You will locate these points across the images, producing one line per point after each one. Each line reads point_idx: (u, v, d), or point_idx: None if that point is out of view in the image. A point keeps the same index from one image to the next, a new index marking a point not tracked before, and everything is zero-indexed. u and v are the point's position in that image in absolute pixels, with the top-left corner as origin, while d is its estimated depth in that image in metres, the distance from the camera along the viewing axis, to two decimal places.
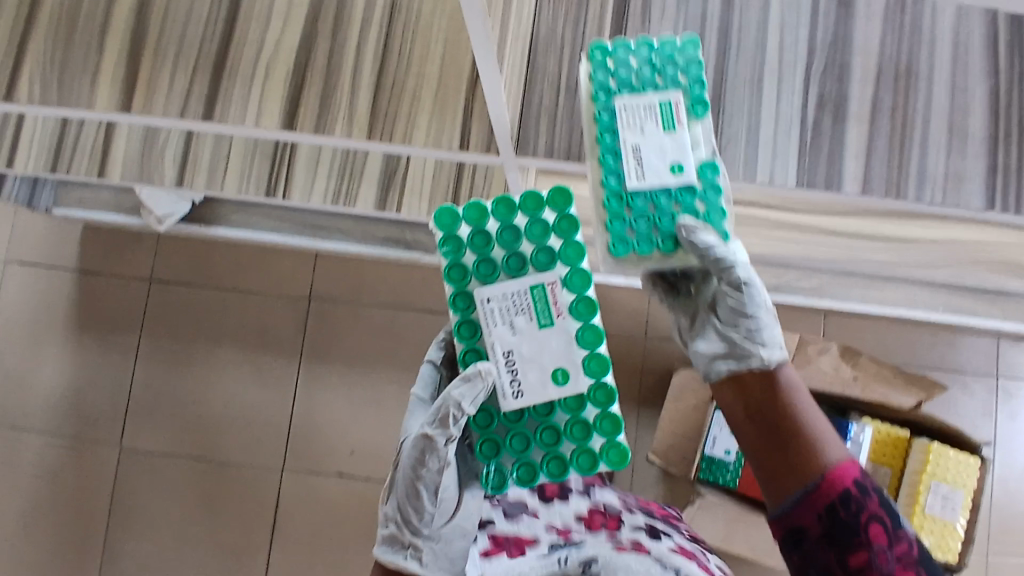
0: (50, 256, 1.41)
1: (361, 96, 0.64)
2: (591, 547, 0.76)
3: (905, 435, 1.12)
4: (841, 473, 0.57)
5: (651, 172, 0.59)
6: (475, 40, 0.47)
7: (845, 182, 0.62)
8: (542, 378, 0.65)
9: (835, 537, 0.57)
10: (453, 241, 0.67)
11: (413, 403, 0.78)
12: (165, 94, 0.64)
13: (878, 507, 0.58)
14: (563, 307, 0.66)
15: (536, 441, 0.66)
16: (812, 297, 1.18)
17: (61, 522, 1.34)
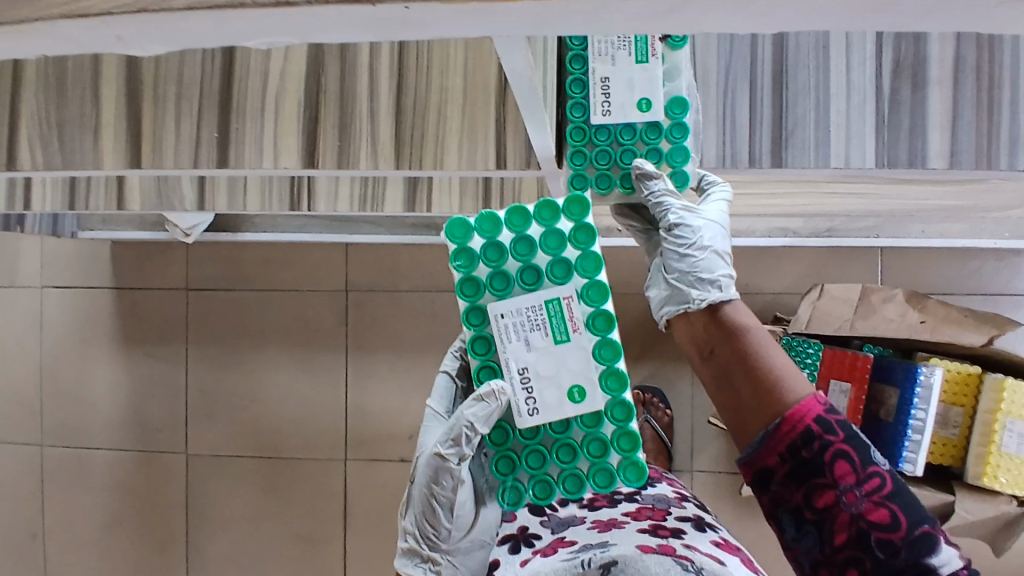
0: (85, 276, 1.41)
1: (383, 121, 0.58)
2: (621, 546, 0.63)
3: (976, 372, 1.07)
4: (799, 410, 0.55)
5: (616, 106, 0.63)
6: (522, 98, 0.41)
7: (931, 157, 0.62)
8: (559, 396, 0.64)
9: (800, 476, 0.54)
10: (465, 254, 0.65)
11: (429, 416, 0.79)
12: (175, 142, 0.60)
13: (844, 443, 0.54)
14: (579, 321, 0.65)
15: (553, 458, 0.66)
16: (871, 237, 1.08)
17: (140, 529, 1.39)
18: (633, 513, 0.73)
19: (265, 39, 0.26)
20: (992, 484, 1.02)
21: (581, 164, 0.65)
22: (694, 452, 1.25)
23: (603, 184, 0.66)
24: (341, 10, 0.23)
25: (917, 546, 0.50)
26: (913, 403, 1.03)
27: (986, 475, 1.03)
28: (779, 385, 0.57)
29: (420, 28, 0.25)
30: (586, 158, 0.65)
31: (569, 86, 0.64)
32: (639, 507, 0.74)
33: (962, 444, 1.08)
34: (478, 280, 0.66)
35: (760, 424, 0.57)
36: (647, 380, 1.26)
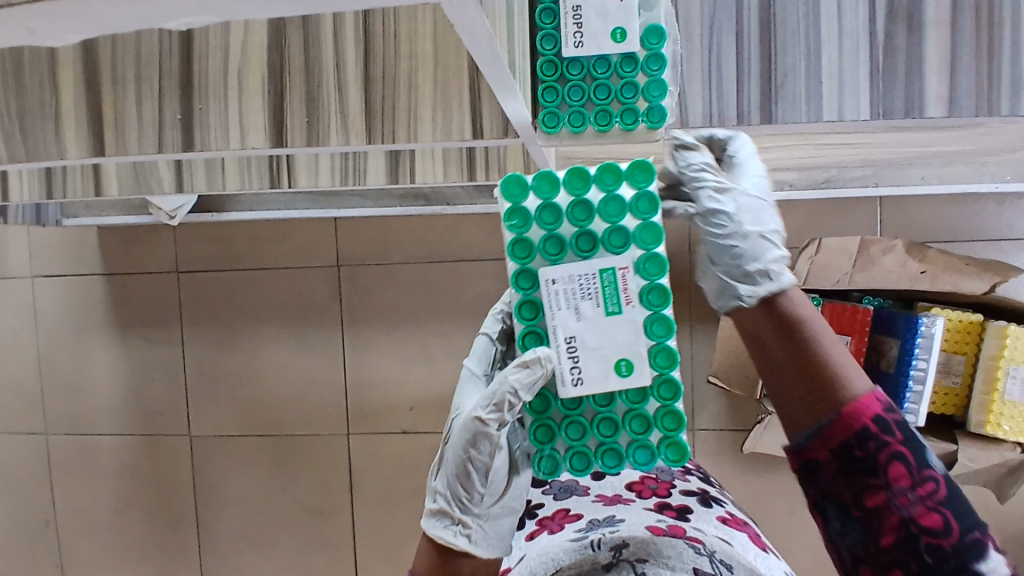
0: (74, 264, 1.40)
1: (351, 93, 0.55)
2: (630, 526, 0.69)
3: (978, 320, 1.05)
4: (856, 408, 0.53)
5: (589, 37, 0.58)
6: (486, 68, 0.39)
7: None
8: (605, 369, 0.62)
9: (850, 474, 0.53)
10: (519, 215, 0.62)
11: (464, 377, 0.74)
12: (137, 128, 0.57)
13: (901, 445, 0.52)
14: (633, 293, 0.62)
15: (592, 432, 0.63)
16: (869, 186, 1.05)
17: (152, 512, 1.41)
18: (637, 486, 0.81)
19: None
20: (995, 431, 1.02)
21: (552, 99, 0.60)
22: (697, 411, 1.25)
23: (576, 121, 0.60)
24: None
25: (966, 553, 0.49)
26: (914, 354, 1.02)
27: (989, 423, 1.02)
28: (836, 383, 0.54)
29: None
30: (557, 93, 0.60)
31: (539, 13, 0.60)
32: (643, 478, 0.83)
33: (964, 392, 1.07)
34: (532, 242, 0.62)
35: (812, 417, 0.55)
36: None
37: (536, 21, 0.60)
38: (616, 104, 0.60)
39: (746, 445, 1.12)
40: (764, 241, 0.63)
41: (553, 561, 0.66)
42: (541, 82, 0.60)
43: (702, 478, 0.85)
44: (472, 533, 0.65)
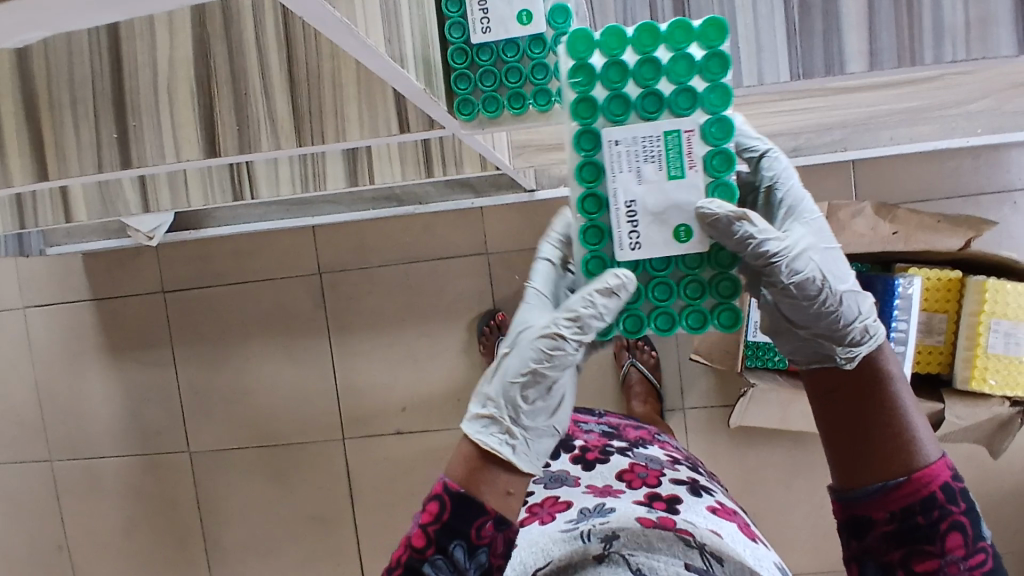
0: (63, 293, 1.42)
1: (278, 96, 0.57)
2: (621, 517, 0.70)
3: (957, 277, 1.04)
4: (927, 474, 0.50)
5: (497, 21, 0.56)
6: (379, 68, 0.40)
7: (849, 63, 0.58)
8: (664, 235, 0.50)
9: (905, 536, 0.50)
10: (584, 70, 0.50)
11: (530, 297, 0.59)
12: (75, 151, 0.57)
13: (963, 515, 0.50)
14: (698, 157, 0.50)
15: (646, 296, 0.52)
16: (838, 152, 1.10)
17: (159, 530, 1.43)
18: (627, 476, 0.79)
19: (26, 15, 0.26)
20: (980, 387, 1.01)
21: (466, 88, 0.58)
22: (685, 389, 1.25)
23: (492, 106, 0.58)
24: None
25: None
26: (894, 315, 1.01)
27: (974, 378, 1.01)
28: (913, 448, 0.51)
29: None
30: (470, 81, 0.58)
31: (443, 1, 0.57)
32: (633, 466, 0.80)
33: (949, 350, 1.06)
34: (596, 100, 0.50)
35: (875, 474, 0.51)
36: None
37: (442, 9, 0.57)
38: (528, 86, 0.58)
39: (733, 418, 1.14)
40: (845, 295, 0.56)
41: (544, 552, 0.69)
42: (452, 71, 0.58)
43: (692, 468, 0.84)
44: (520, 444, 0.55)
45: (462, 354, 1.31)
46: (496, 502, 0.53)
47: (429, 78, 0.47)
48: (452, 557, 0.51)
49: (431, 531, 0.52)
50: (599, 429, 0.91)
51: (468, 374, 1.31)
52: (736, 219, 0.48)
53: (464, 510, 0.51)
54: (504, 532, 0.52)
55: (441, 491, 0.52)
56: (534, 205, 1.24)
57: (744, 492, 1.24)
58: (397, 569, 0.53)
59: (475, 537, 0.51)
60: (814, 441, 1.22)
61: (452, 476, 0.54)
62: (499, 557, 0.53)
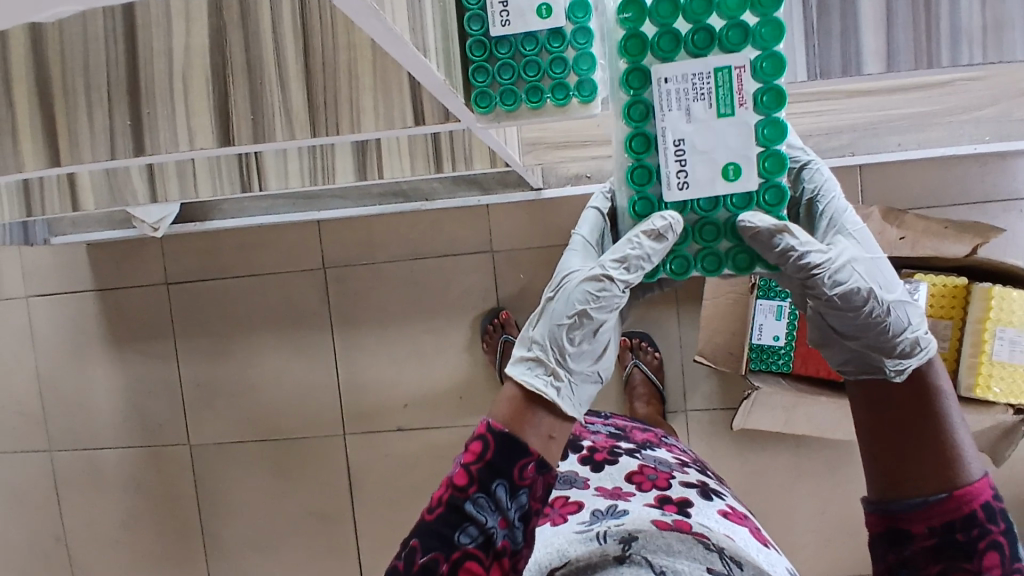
0: (67, 283, 1.42)
1: (292, 86, 0.57)
2: (635, 518, 0.70)
3: (962, 284, 1.03)
4: (970, 491, 0.48)
5: (516, 14, 0.56)
6: (397, 54, 0.40)
7: (866, 64, 0.58)
8: (712, 173, 0.54)
9: (943, 551, 0.49)
10: (635, 6, 0.53)
11: (575, 243, 0.66)
12: (89, 137, 0.58)
13: (1003, 536, 0.48)
14: (748, 95, 0.53)
15: (694, 237, 0.56)
16: (846, 156, 1.12)
17: (158, 523, 1.43)
18: (637, 478, 0.79)
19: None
20: (984, 395, 1.01)
21: (484, 81, 0.58)
22: (689, 391, 1.25)
23: (509, 99, 0.58)
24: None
25: None
26: None
27: (979, 386, 1.01)
28: (956, 463, 0.49)
29: None
30: (488, 74, 0.57)
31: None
32: (642, 468, 0.81)
33: (953, 357, 1.06)
34: (645, 37, 0.53)
35: (917, 487, 0.50)
36: (633, 325, 1.27)
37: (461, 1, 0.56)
38: (546, 80, 0.58)
39: (736, 422, 1.13)
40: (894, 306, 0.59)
41: (559, 552, 0.68)
42: (469, 62, 0.58)
43: (700, 471, 0.84)
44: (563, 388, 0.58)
45: (466, 352, 1.30)
46: (540, 445, 0.54)
47: (448, 69, 0.47)
48: (495, 496, 0.52)
49: (475, 470, 0.52)
50: (605, 431, 0.91)
51: (471, 372, 1.30)
52: (777, 232, 0.53)
53: (509, 449, 0.52)
54: (545, 475, 0.53)
55: (486, 431, 0.53)
56: (540, 204, 1.24)
57: (745, 495, 1.24)
58: (439, 509, 0.53)
59: (518, 477, 0.52)
60: (816, 445, 1.22)
61: (496, 418, 0.54)
62: (538, 501, 0.54)
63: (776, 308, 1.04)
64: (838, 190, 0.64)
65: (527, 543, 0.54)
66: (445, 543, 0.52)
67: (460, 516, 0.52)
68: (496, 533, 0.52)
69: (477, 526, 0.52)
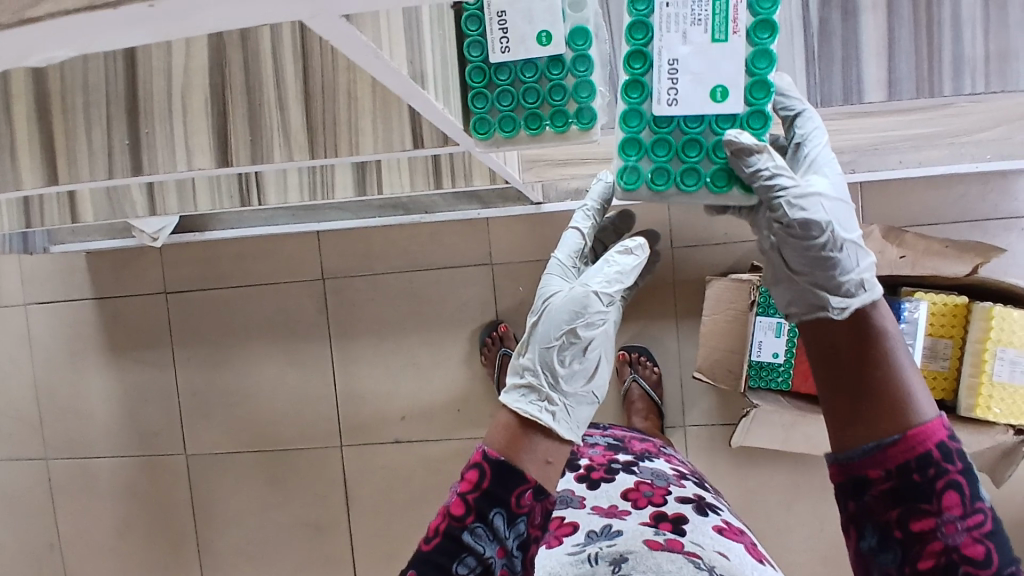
0: (65, 290, 1.41)
1: (292, 109, 0.57)
2: (628, 539, 0.72)
3: (963, 303, 1.03)
4: (922, 431, 0.47)
5: (515, 41, 0.56)
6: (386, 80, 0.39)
7: (867, 92, 0.61)
8: (701, 93, 0.54)
9: (902, 494, 0.47)
10: None
11: (554, 266, 0.79)
12: (86, 154, 0.57)
13: (961, 474, 0.46)
14: (743, 25, 0.53)
15: (678, 153, 0.55)
16: (848, 173, 1.10)
17: (151, 533, 1.42)
18: (633, 495, 0.78)
19: (48, 53, 0.26)
20: (985, 415, 1.00)
21: (483, 107, 0.57)
22: (687, 406, 1.25)
23: (509, 125, 0.57)
24: (95, 18, 0.21)
25: None
26: None
27: (979, 406, 1.01)
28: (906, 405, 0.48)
29: (182, 17, 0.23)
30: (488, 101, 0.57)
31: (463, 19, 0.57)
32: (638, 484, 0.79)
33: (953, 376, 1.05)
34: None
35: (869, 431, 0.48)
36: (631, 339, 1.27)
37: (462, 26, 0.57)
38: (546, 107, 0.58)
39: (735, 439, 1.13)
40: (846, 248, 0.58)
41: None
42: (469, 89, 0.58)
43: (697, 483, 0.83)
44: (557, 412, 0.62)
45: (464, 364, 1.30)
46: (537, 471, 0.57)
47: (446, 95, 0.47)
48: (492, 524, 0.53)
49: (472, 498, 0.54)
50: (604, 441, 0.91)
51: (469, 385, 1.30)
52: (756, 151, 0.52)
53: (505, 477, 0.54)
54: (542, 502, 0.55)
55: (481, 459, 0.56)
56: (540, 217, 1.24)
57: (743, 512, 1.24)
58: (436, 538, 0.54)
59: (515, 505, 0.54)
60: (814, 462, 1.22)
61: (490, 447, 0.57)
62: (536, 527, 0.56)
63: (775, 324, 1.04)
64: (826, 142, 0.61)
65: (526, 571, 0.55)
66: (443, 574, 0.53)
67: (457, 546, 0.54)
68: (495, 562, 0.53)
69: (476, 557, 0.53)
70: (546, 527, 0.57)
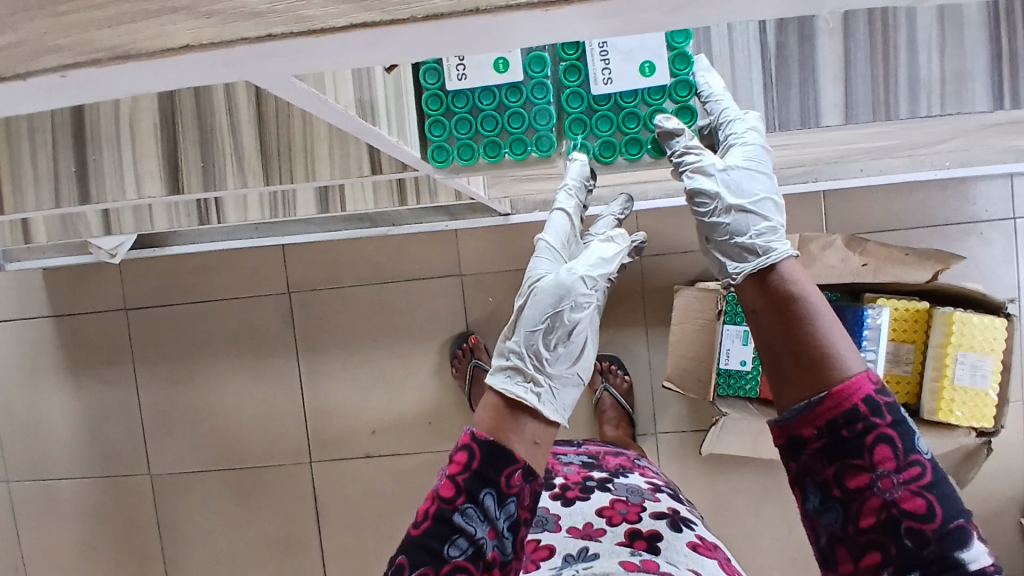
0: (20, 307, 1.36)
1: (246, 134, 0.54)
2: (604, 562, 0.71)
3: (924, 308, 1.05)
4: (847, 386, 0.45)
5: (472, 68, 0.55)
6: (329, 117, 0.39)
7: (824, 116, 0.62)
8: (633, 71, 0.57)
9: (836, 451, 0.45)
10: None
11: (541, 250, 0.76)
12: (33, 185, 0.56)
13: (890, 427, 0.44)
14: None
15: (619, 126, 0.59)
16: (809, 182, 1.15)
17: (116, 555, 1.38)
18: (608, 512, 0.78)
19: None
20: (947, 418, 1.03)
21: (440, 135, 0.57)
22: (658, 413, 1.26)
23: (466, 154, 0.57)
24: (9, 89, 0.22)
25: (948, 540, 0.42)
26: (863, 346, 1.02)
27: (941, 410, 1.03)
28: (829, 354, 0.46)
29: (97, 86, 0.23)
30: (445, 128, 0.57)
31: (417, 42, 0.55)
32: (613, 502, 0.79)
33: (915, 380, 1.07)
34: None
35: (801, 391, 0.46)
36: (602, 347, 1.27)
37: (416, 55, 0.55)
38: (504, 134, 0.57)
39: (704, 446, 1.14)
40: (752, 210, 0.58)
41: None
42: (427, 116, 0.57)
43: (671, 497, 0.83)
44: (542, 393, 0.61)
45: (434, 375, 1.29)
46: (526, 451, 0.56)
47: (400, 126, 0.46)
48: (483, 505, 0.52)
49: (463, 480, 0.53)
50: (579, 461, 0.90)
51: (441, 396, 1.29)
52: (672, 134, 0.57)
53: (496, 457, 0.53)
54: (531, 482, 0.55)
55: (470, 440, 0.54)
56: (509, 227, 1.24)
57: (715, 517, 1.25)
58: (426, 522, 0.53)
59: (506, 485, 0.53)
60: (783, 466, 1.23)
61: (479, 428, 0.56)
62: (526, 509, 0.55)
63: (742, 332, 1.06)
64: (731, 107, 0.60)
65: (515, 554, 0.55)
66: (435, 558, 0.52)
67: (449, 528, 0.52)
68: (486, 543, 0.53)
69: (468, 538, 0.52)
70: (535, 508, 0.56)
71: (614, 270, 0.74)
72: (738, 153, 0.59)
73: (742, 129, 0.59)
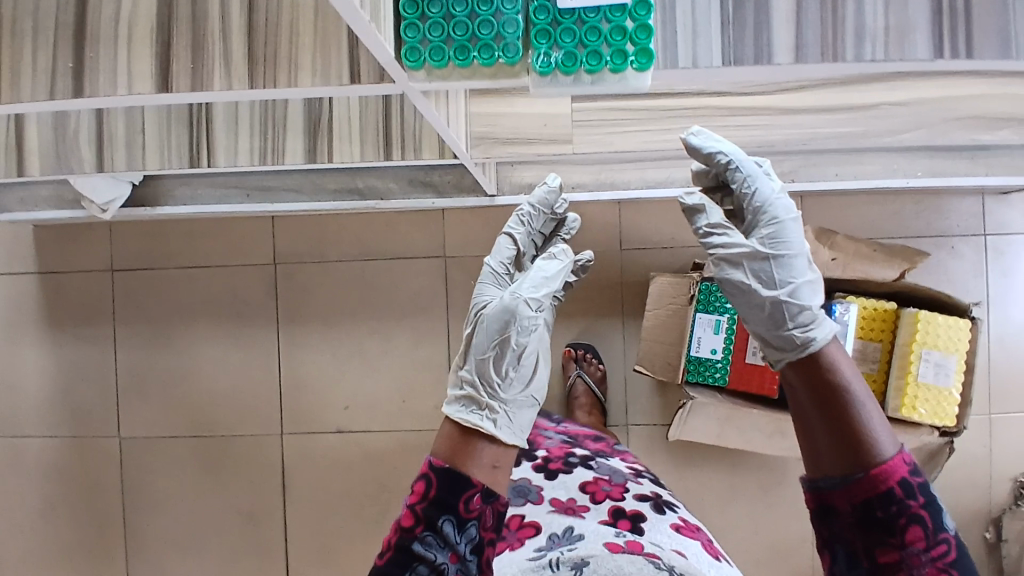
0: (8, 260, 1.38)
1: (235, 42, 0.56)
2: (589, 543, 0.70)
3: (891, 308, 1.08)
4: (884, 470, 0.48)
5: None
6: None
7: (776, 54, 0.53)
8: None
9: (867, 527, 0.49)
10: None
11: (485, 274, 0.83)
12: (29, 76, 0.56)
13: (922, 509, 0.48)
14: None
15: (582, 39, 0.54)
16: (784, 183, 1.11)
17: (76, 518, 1.36)
18: (590, 488, 0.80)
19: None
20: (910, 415, 1.04)
21: None
22: (630, 404, 1.27)
23: (437, 56, 0.51)
24: None
25: None
26: None
27: (905, 406, 1.04)
28: (864, 436, 0.50)
29: None
30: None
31: None
32: (596, 479, 0.82)
33: (881, 378, 1.09)
34: None
35: (836, 468, 0.50)
36: (578, 336, 1.29)
37: None
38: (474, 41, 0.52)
39: (671, 433, 1.13)
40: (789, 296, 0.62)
41: None
42: None
43: (652, 480, 0.85)
44: (498, 419, 0.66)
45: (411, 354, 1.30)
46: (485, 478, 0.60)
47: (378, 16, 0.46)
48: (441, 532, 0.56)
49: (421, 509, 0.57)
50: (560, 438, 0.93)
51: (416, 375, 1.30)
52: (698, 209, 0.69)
53: (452, 484, 0.57)
54: (492, 504, 0.58)
55: (428, 470, 0.58)
56: (494, 211, 1.27)
57: None
58: (388, 552, 0.57)
59: (464, 511, 0.57)
60: (751, 463, 1.24)
61: (437, 457, 0.60)
62: (488, 530, 0.58)
63: (715, 321, 1.07)
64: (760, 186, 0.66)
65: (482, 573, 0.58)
66: None
67: (409, 555, 0.56)
68: (448, 568, 0.56)
69: (428, 564, 0.56)
70: (499, 528, 0.59)
71: (556, 287, 0.78)
72: (769, 235, 0.65)
73: (770, 211, 0.65)
